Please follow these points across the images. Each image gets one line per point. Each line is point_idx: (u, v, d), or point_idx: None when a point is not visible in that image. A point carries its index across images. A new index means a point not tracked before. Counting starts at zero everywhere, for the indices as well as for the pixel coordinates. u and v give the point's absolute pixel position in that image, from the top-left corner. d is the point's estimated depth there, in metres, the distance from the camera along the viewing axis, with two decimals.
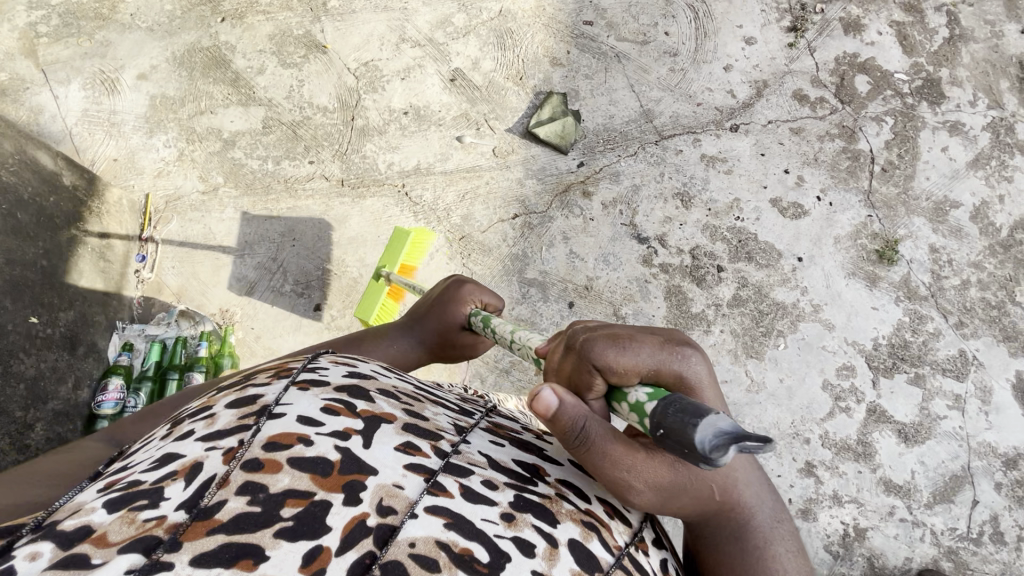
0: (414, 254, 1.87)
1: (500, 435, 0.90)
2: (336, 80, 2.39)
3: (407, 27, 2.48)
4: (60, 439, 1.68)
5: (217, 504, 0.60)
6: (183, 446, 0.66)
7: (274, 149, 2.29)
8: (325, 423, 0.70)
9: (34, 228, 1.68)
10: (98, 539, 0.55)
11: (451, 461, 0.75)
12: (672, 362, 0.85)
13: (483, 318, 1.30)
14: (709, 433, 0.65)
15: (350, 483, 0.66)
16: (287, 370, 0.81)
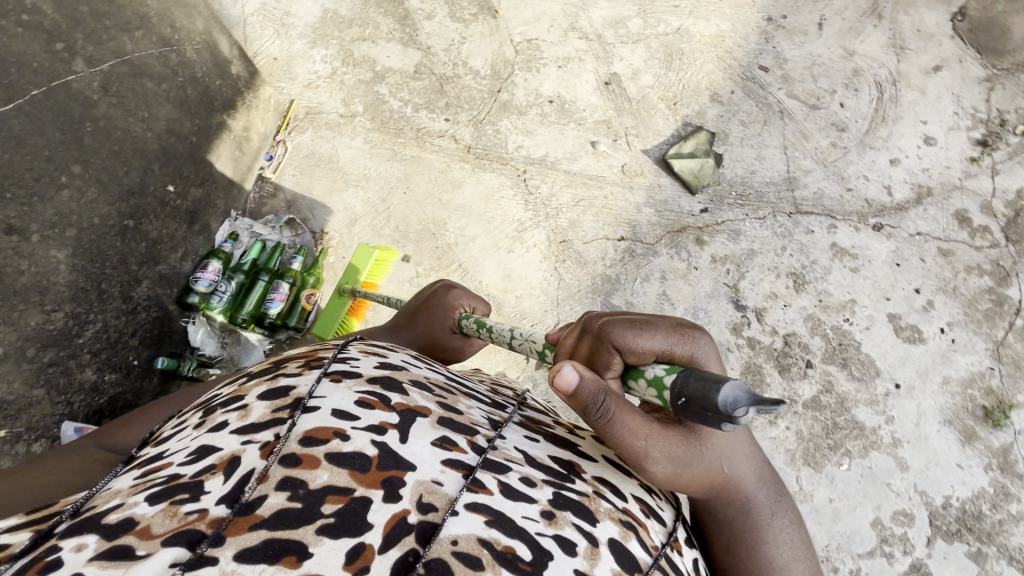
0: (375, 273, 2.05)
1: (533, 429, 0.93)
2: (496, 47, 2.39)
3: (582, 17, 2.44)
4: (158, 303, 1.77)
5: (257, 499, 0.64)
6: (218, 438, 0.71)
7: (418, 96, 2.33)
8: (360, 418, 0.74)
9: (197, 104, 1.79)
10: (142, 532, 0.60)
11: (490, 457, 0.78)
12: (684, 343, 0.90)
13: (476, 320, 1.43)
14: (734, 395, 0.72)
15: (389, 479, 0.69)
16: (317, 361, 0.84)
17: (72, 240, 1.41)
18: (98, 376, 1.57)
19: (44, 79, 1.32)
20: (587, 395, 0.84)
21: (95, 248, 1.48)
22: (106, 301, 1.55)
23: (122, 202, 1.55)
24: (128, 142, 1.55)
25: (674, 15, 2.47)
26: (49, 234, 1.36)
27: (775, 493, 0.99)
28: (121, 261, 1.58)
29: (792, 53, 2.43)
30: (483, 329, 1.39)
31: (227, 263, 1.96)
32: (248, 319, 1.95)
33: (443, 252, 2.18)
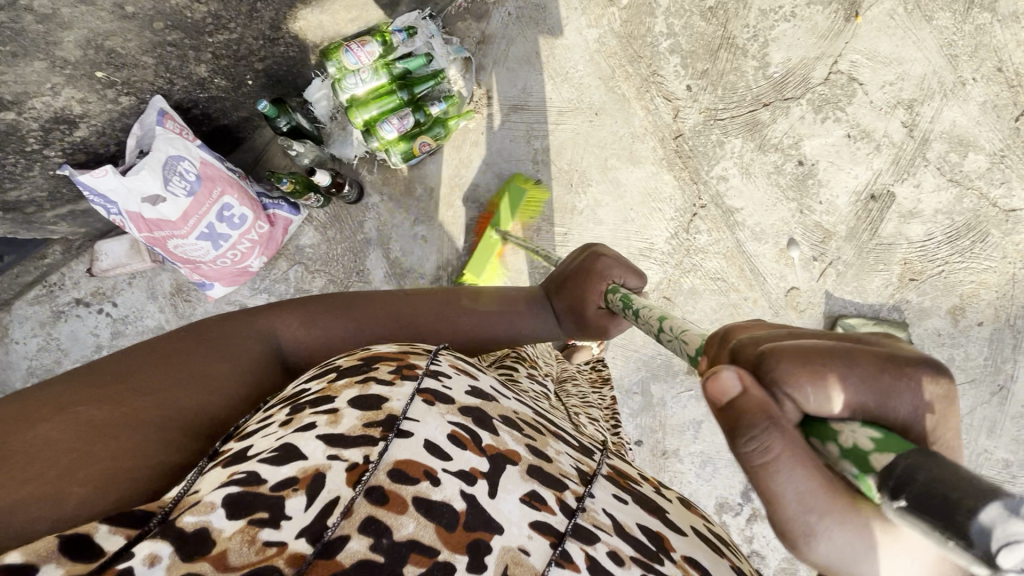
0: (529, 210, 1.93)
1: (620, 484, 0.79)
2: (813, 54, 1.84)
3: (930, 104, 1.83)
4: (301, 46, 1.67)
5: (340, 542, 0.57)
6: (303, 441, 0.64)
7: (689, 37, 1.87)
8: (451, 459, 0.66)
9: None
10: (219, 556, 0.55)
11: (579, 522, 0.67)
12: (893, 388, 0.57)
13: (624, 297, 1.08)
14: (1006, 522, 0.42)
15: (474, 542, 0.61)
16: (410, 368, 0.75)
17: None
18: (208, 76, 1.54)
19: None
20: (749, 410, 0.59)
21: None
22: (253, 20, 1.46)
23: None
24: None
25: None
26: None
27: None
28: None
29: None
30: (629, 311, 1.05)
31: (385, 56, 1.78)
32: (361, 122, 1.81)
33: (564, 209, 1.93)
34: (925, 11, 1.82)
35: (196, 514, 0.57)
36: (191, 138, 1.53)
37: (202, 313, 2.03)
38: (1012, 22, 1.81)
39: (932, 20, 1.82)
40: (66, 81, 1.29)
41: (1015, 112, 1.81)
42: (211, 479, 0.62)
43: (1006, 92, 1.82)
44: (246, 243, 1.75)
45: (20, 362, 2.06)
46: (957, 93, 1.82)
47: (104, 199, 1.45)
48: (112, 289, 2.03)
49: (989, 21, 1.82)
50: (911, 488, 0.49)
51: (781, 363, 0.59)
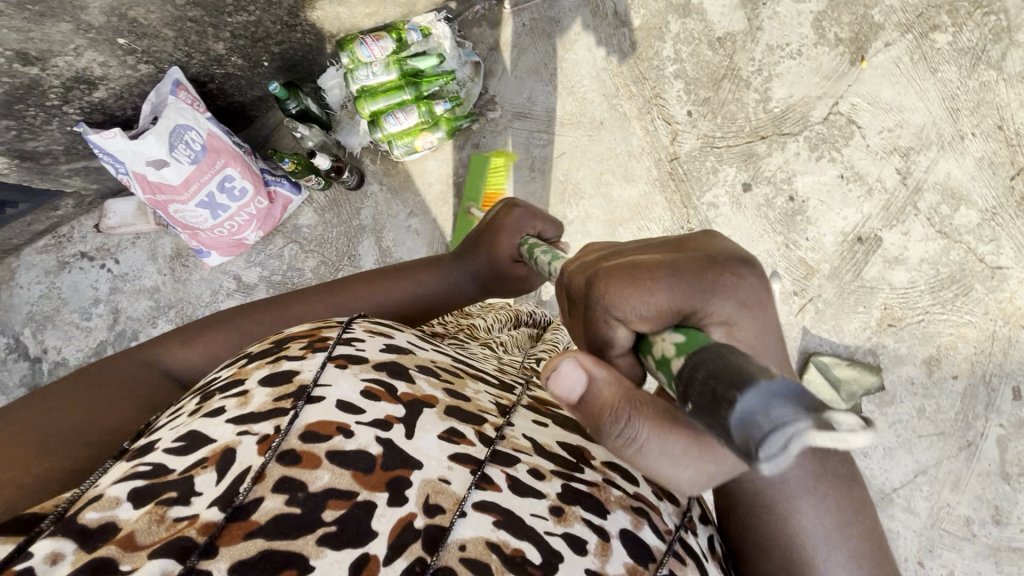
0: (496, 179, 1.98)
1: (541, 410, 0.81)
2: (815, 93, 1.87)
3: (927, 154, 1.84)
4: (318, 36, 1.75)
5: (253, 500, 0.58)
6: (211, 426, 0.65)
7: (695, 64, 1.91)
8: (365, 411, 0.66)
9: None
10: (128, 539, 0.55)
11: (498, 448, 0.68)
12: (711, 291, 0.63)
13: (532, 245, 1.07)
14: (763, 408, 0.42)
15: (394, 479, 0.62)
16: (322, 340, 0.75)
17: None
18: (225, 54, 1.62)
19: None
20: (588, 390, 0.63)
21: None
22: (272, 6, 1.53)
23: None
24: None
25: (1016, 252, 1.82)
26: None
27: (828, 482, 0.73)
28: None
29: None
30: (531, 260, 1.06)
31: (399, 52, 1.85)
32: (368, 113, 1.88)
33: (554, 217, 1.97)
34: (931, 62, 1.84)
35: (99, 510, 0.57)
36: (202, 110, 1.62)
37: (196, 279, 2.11)
38: (1017, 82, 1.83)
39: (937, 72, 1.84)
40: (89, 44, 1.38)
41: (1012, 170, 1.82)
42: (113, 475, 0.63)
43: (1005, 150, 1.83)
44: (244, 217, 1.82)
45: (21, 306, 2.16)
46: (955, 146, 1.84)
47: (113, 158, 1.52)
48: (116, 246, 2.12)
49: (995, 79, 1.83)
50: (694, 390, 0.50)
51: (610, 290, 0.64)
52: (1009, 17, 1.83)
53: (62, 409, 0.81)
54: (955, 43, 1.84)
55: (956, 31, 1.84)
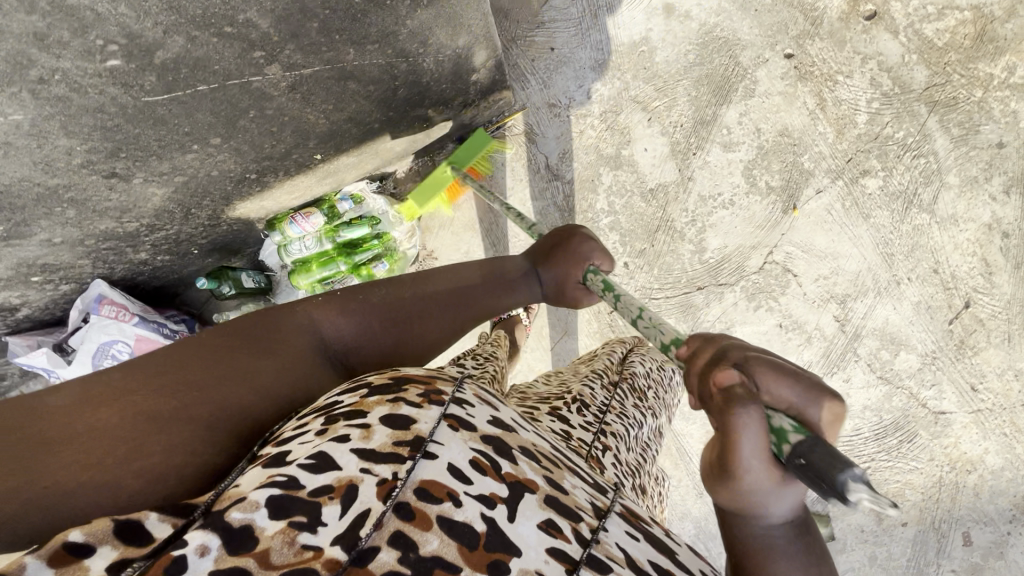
0: (484, 163, 1.89)
1: (634, 523, 0.74)
2: (748, 244, 1.88)
3: (864, 300, 1.85)
4: (248, 223, 1.74)
5: (370, 552, 0.53)
6: (337, 452, 0.59)
7: (629, 216, 1.92)
8: (474, 483, 0.61)
9: (401, 103, 1.49)
10: (261, 555, 0.50)
11: (592, 553, 0.62)
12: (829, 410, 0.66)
13: (604, 280, 1.08)
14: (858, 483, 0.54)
15: (494, 563, 0.56)
16: (438, 394, 0.69)
17: (177, 183, 1.31)
18: (150, 257, 1.61)
19: (217, 80, 1.03)
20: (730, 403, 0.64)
21: (202, 189, 1.40)
22: (189, 220, 1.51)
23: (252, 163, 1.40)
24: (290, 124, 1.32)
25: (959, 396, 1.81)
26: (153, 179, 1.24)
27: (803, 533, 0.68)
28: (223, 199, 1.51)
29: (1015, 558, 1.81)
30: (608, 295, 1.06)
31: (331, 223, 1.86)
32: (304, 283, 1.93)
33: None
34: (863, 208, 1.85)
35: (243, 510, 0.52)
36: (129, 318, 1.63)
37: None
38: (949, 224, 1.83)
39: (870, 218, 1.85)
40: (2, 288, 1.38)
41: (950, 313, 1.82)
42: (251, 477, 0.58)
43: (941, 294, 1.83)
44: None
45: None
46: (892, 293, 1.84)
47: (46, 371, 1.59)
48: None
49: (928, 222, 1.84)
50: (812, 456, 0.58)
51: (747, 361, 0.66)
52: (937, 160, 1.84)
53: (220, 377, 0.74)
54: (886, 188, 1.85)
55: (886, 175, 1.85)
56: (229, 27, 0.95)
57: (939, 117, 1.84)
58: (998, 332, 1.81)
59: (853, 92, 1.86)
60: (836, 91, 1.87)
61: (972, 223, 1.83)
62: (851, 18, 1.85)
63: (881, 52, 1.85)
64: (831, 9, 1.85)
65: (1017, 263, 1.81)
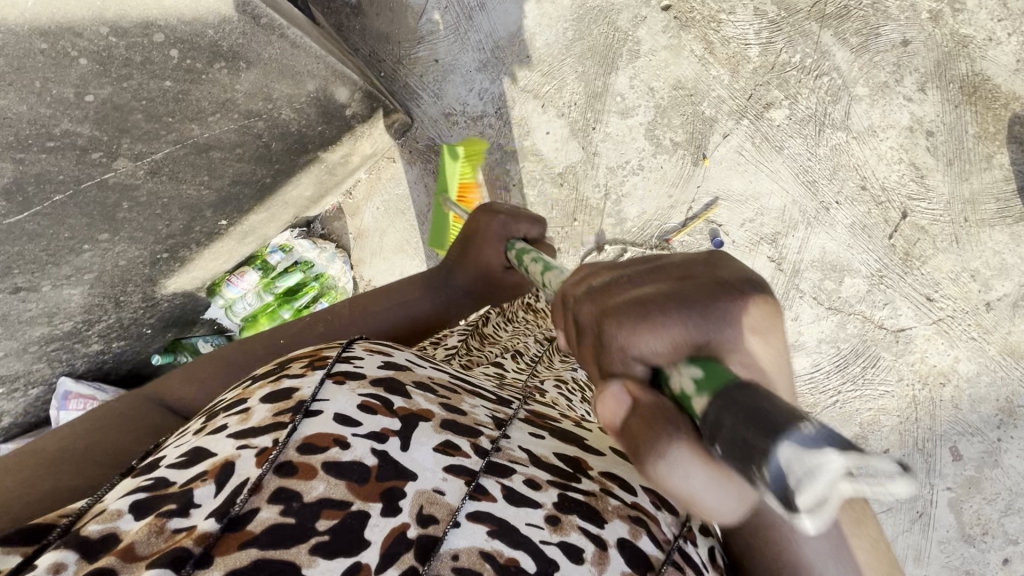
0: (468, 168, 1.80)
1: (539, 422, 0.75)
2: (666, 204, 1.86)
3: (795, 235, 1.79)
4: (187, 296, 1.83)
5: (251, 511, 0.52)
6: (214, 442, 0.59)
7: (544, 205, 1.94)
8: (361, 424, 0.60)
9: (281, 155, 1.56)
10: (124, 550, 0.50)
11: (492, 460, 0.63)
12: (713, 317, 0.56)
13: (517, 251, 1.10)
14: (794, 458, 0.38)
15: (388, 490, 0.57)
16: (322, 358, 0.68)
17: (88, 281, 1.42)
18: (105, 348, 1.72)
19: (71, 185, 1.13)
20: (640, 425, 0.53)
21: (118, 279, 1.51)
22: (122, 306, 1.62)
23: (157, 246, 1.51)
24: (174, 203, 1.41)
25: (915, 310, 1.74)
26: (62, 283, 1.36)
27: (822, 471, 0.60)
28: (147, 280, 1.61)
29: (1011, 464, 1.75)
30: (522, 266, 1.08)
31: (267, 276, 1.95)
32: None
33: None
34: (774, 141, 1.80)
35: (102, 521, 0.52)
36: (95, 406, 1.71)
37: None
38: (868, 137, 1.75)
39: (784, 149, 1.79)
40: None
41: (888, 229, 1.75)
42: (118, 490, 0.57)
43: (875, 210, 1.76)
44: None
45: None
46: (824, 220, 1.78)
47: None
48: None
49: (845, 140, 1.77)
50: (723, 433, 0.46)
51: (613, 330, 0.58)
52: (842, 75, 1.76)
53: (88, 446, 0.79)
54: (794, 116, 1.79)
55: (792, 103, 1.79)
56: (51, 141, 1.03)
57: (833, 31, 1.75)
58: (943, 236, 1.73)
59: (740, 27, 1.80)
60: (722, 30, 1.81)
61: (892, 130, 1.74)
62: None
63: None
64: None
65: (949, 161, 1.72)
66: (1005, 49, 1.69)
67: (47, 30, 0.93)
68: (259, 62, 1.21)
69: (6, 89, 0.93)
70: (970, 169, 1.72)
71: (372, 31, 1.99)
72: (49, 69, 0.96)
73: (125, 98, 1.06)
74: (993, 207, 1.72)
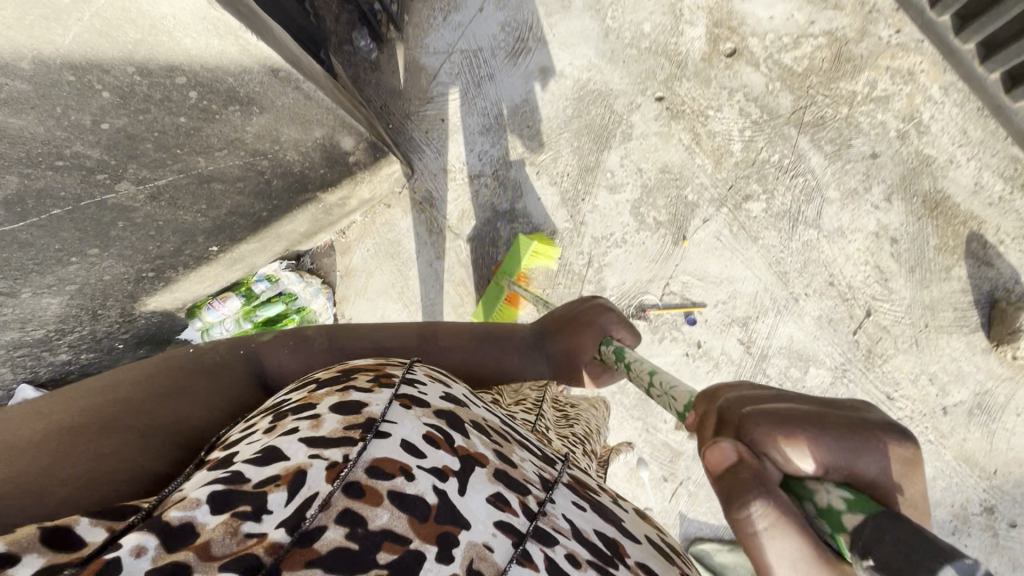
0: (533, 262, 1.92)
1: (582, 493, 0.77)
2: (645, 278, 1.94)
3: (765, 321, 1.87)
4: (165, 315, 1.84)
5: (317, 530, 0.53)
6: (286, 442, 0.60)
7: None
8: (426, 457, 0.63)
9: (281, 192, 1.62)
10: (201, 547, 0.49)
11: (538, 524, 0.64)
12: (860, 449, 0.61)
13: (618, 349, 1.13)
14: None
15: (444, 533, 0.57)
16: (387, 377, 0.75)
17: (70, 292, 1.44)
18: (72, 358, 1.71)
19: (71, 203, 1.17)
20: (739, 480, 0.61)
21: (99, 292, 1.53)
22: (99, 319, 1.63)
23: (145, 264, 1.54)
24: (169, 227, 1.45)
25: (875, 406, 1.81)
26: (43, 291, 1.38)
27: None
28: (128, 296, 1.63)
29: None
30: (623, 363, 1.10)
31: (249, 304, 1.98)
32: None
33: None
34: (750, 231, 1.90)
35: (183, 508, 0.51)
36: None
37: None
38: (837, 237, 1.87)
39: (758, 239, 1.90)
40: None
41: (852, 324, 1.83)
42: (194, 480, 0.57)
43: (841, 306, 1.84)
44: None
45: None
46: (793, 310, 1.86)
47: None
48: None
49: (816, 237, 1.87)
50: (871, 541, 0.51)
51: (754, 425, 0.65)
52: (815, 177, 1.89)
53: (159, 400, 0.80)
54: (770, 209, 1.90)
55: (768, 197, 1.91)
56: (61, 160, 1.07)
57: (810, 137, 1.90)
58: (904, 337, 1.81)
59: (725, 124, 1.94)
60: (709, 125, 1.95)
61: (859, 233, 1.86)
62: (712, 58, 1.96)
63: (745, 84, 1.94)
64: (692, 52, 1.97)
65: (911, 268, 1.83)
66: (965, 172, 1.84)
67: (77, 65, 0.94)
68: (273, 108, 1.29)
69: (29, 109, 0.95)
70: (930, 278, 1.82)
71: (386, 86, 2.11)
72: (72, 98, 0.98)
73: (139, 128, 1.10)
74: (951, 315, 1.81)
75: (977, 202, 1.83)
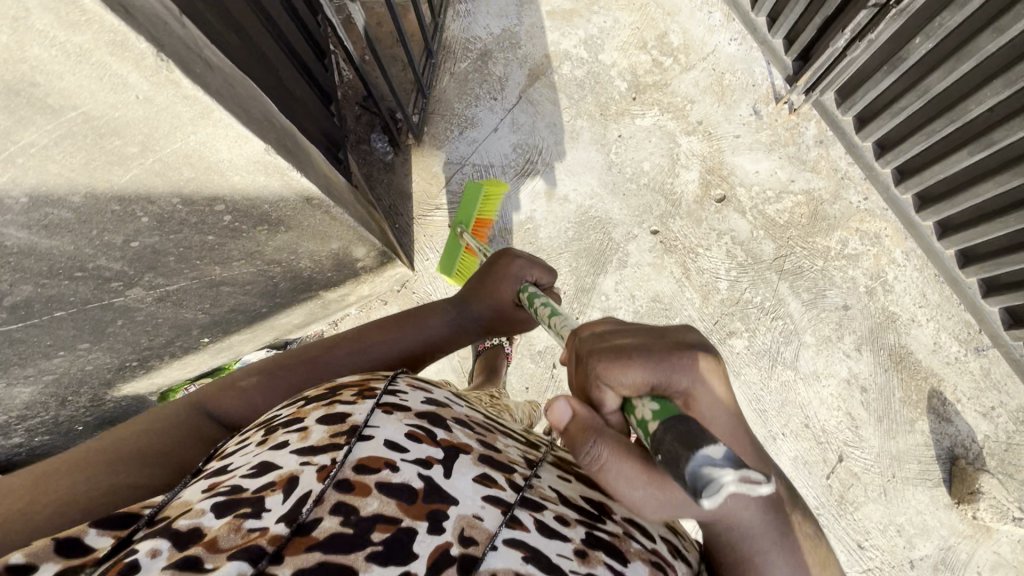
0: (489, 207, 1.89)
1: (565, 467, 0.85)
2: None
3: None
4: (138, 399, 1.76)
5: (314, 521, 0.59)
6: (279, 457, 0.67)
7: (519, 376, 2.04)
8: (409, 451, 0.69)
9: (285, 291, 1.62)
10: (209, 544, 0.56)
11: (525, 495, 0.72)
12: (670, 368, 0.75)
13: (528, 294, 1.18)
14: (705, 463, 0.55)
15: (433, 511, 0.64)
16: (371, 390, 0.79)
17: (45, 380, 1.37)
18: (25, 440, 1.59)
19: (74, 305, 1.14)
20: (581, 429, 0.74)
21: (74, 381, 1.45)
22: (66, 405, 1.54)
23: (131, 355, 1.49)
24: (166, 323, 1.42)
25: (849, 555, 1.85)
26: (17, 381, 1.31)
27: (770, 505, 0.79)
28: (104, 383, 1.55)
29: None
30: (534, 307, 1.15)
31: None
32: None
33: None
34: (733, 366, 2.00)
35: (190, 517, 0.59)
36: None
37: None
38: (812, 380, 1.97)
39: (740, 375, 1.99)
40: None
41: (826, 468, 1.90)
42: (194, 490, 0.64)
43: (815, 449, 1.92)
44: None
45: None
46: (770, 448, 1.93)
47: None
48: None
49: (793, 379, 1.98)
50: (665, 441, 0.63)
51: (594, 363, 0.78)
52: (793, 320, 2.03)
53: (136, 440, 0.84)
54: (751, 346, 2.01)
55: (750, 335, 2.02)
56: (79, 271, 1.05)
57: (789, 284, 2.05)
58: (874, 486, 1.89)
59: (713, 262, 2.09)
60: (698, 262, 2.09)
61: (833, 379, 1.97)
62: (704, 200, 2.13)
63: (733, 228, 2.11)
64: (686, 192, 2.14)
65: (879, 417, 1.94)
66: (924, 330, 2.01)
67: (126, 197, 0.95)
68: (298, 226, 1.32)
69: (64, 232, 0.95)
70: (897, 429, 1.93)
71: (397, 186, 2.20)
72: (111, 223, 0.97)
73: (165, 244, 1.11)
74: (916, 468, 1.90)
75: (936, 360, 1.98)
